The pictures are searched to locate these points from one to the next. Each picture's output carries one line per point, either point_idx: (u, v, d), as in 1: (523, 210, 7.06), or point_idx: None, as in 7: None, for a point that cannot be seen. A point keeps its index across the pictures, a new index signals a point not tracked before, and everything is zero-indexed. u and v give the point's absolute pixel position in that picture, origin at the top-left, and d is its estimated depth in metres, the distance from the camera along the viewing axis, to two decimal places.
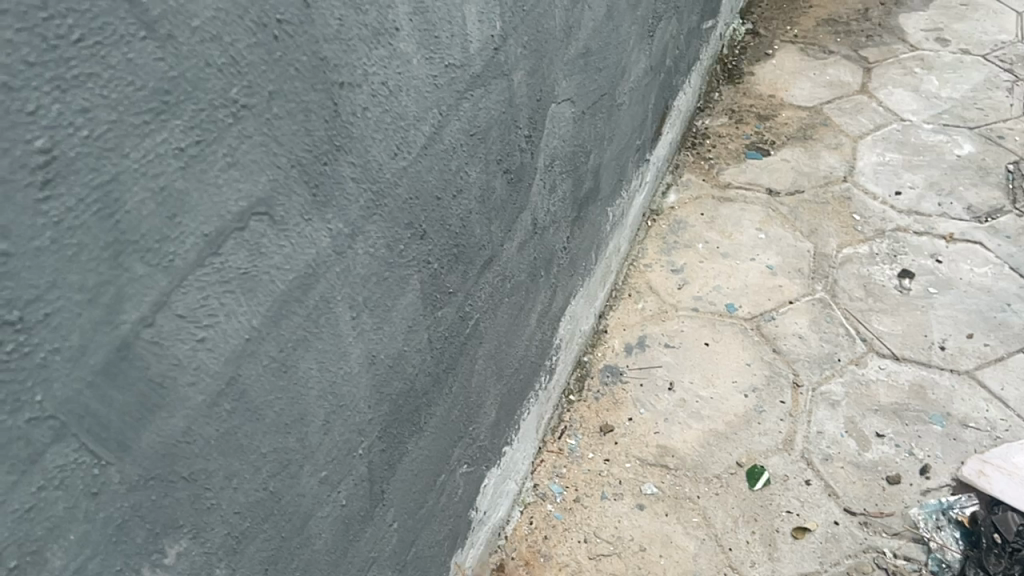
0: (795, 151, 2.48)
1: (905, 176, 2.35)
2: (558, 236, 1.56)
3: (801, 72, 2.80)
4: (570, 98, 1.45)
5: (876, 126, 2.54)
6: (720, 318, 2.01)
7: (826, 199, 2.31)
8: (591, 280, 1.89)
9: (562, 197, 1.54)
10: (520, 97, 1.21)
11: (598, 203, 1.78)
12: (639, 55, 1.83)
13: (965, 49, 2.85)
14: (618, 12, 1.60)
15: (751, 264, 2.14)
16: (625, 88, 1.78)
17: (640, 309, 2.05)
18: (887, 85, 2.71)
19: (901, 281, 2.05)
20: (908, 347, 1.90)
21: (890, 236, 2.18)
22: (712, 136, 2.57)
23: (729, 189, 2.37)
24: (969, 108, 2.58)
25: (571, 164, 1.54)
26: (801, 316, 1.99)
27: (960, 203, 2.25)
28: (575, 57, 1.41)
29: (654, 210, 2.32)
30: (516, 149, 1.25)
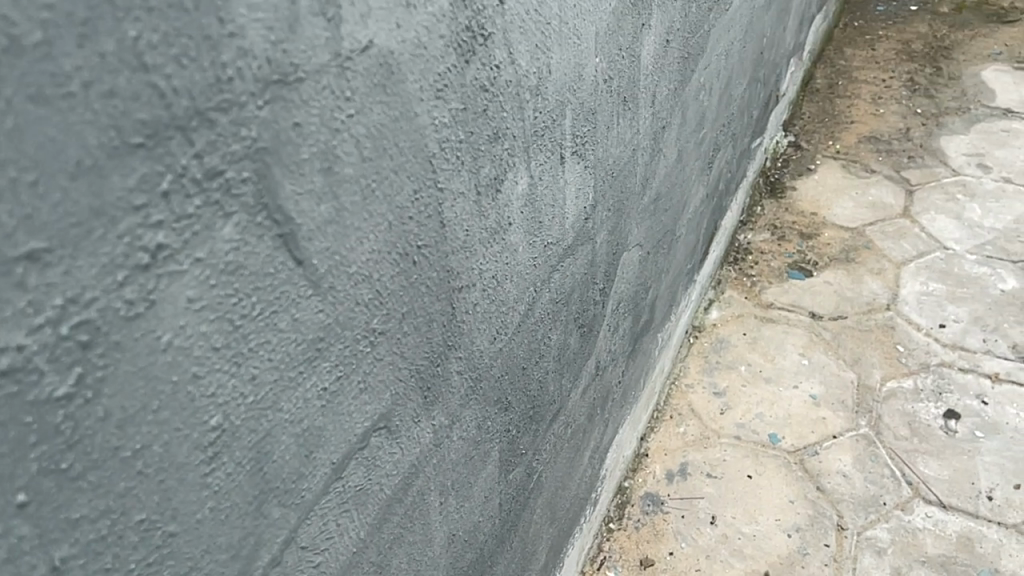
0: (838, 273, 2.49)
1: (949, 308, 2.36)
2: (615, 373, 1.56)
3: (844, 191, 2.83)
4: (639, 243, 1.46)
5: (919, 254, 2.56)
6: (763, 449, 1.99)
7: (869, 327, 2.31)
8: (637, 405, 1.89)
9: (623, 335, 1.55)
10: (601, 255, 1.22)
11: (652, 333, 1.78)
12: (699, 187, 1.85)
13: (1007, 178, 2.88)
14: (687, 154, 1.63)
15: (794, 392, 2.13)
16: (684, 220, 1.79)
17: (682, 433, 2.04)
18: (930, 210, 2.74)
19: (947, 421, 2.03)
20: (955, 495, 1.87)
21: (934, 370, 2.17)
22: (755, 252, 2.58)
23: (772, 309, 2.38)
24: (1012, 240, 2.59)
25: (634, 303, 1.55)
26: (845, 452, 1.97)
27: (1005, 341, 2.24)
28: (648, 204, 1.43)
29: (696, 326, 2.32)
30: (592, 304, 1.26)
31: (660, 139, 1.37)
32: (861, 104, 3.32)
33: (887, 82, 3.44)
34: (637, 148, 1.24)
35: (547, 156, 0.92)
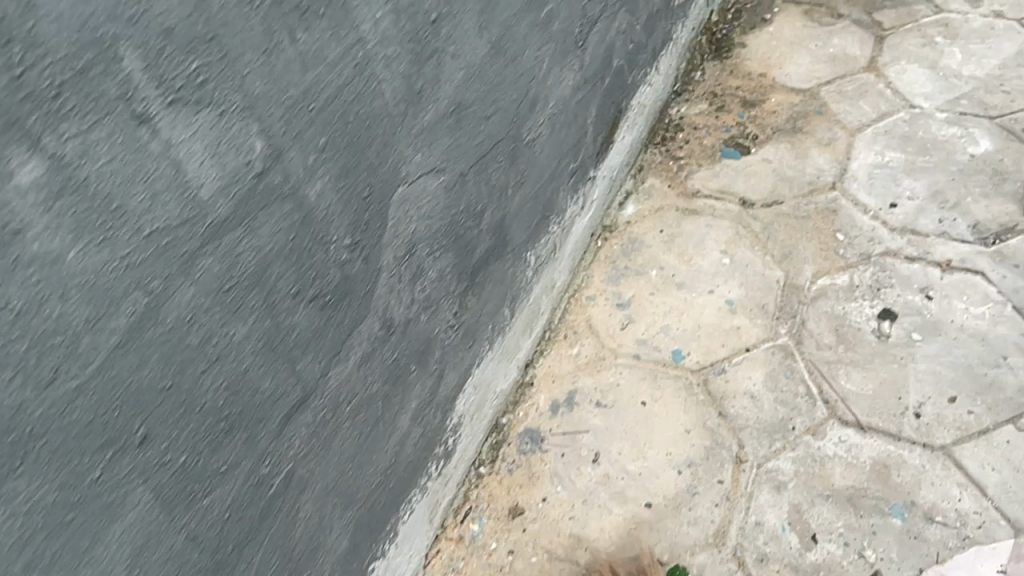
0: (780, 148, 2.15)
1: (904, 182, 2.00)
2: (438, 319, 1.34)
3: (801, 43, 2.41)
4: (437, 168, 1.19)
5: (879, 115, 2.17)
6: (664, 369, 1.76)
7: (807, 214, 1.99)
8: (508, 334, 1.67)
9: (440, 275, 1.30)
10: (329, 207, 0.95)
11: (509, 255, 1.54)
12: (563, 74, 1.53)
13: (999, 11, 2.38)
14: (515, 42, 1.31)
15: (708, 298, 1.87)
16: (539, 120, 1.50)
17: (574, 355, 1.83)
18: (899, 59, 2.30)
19: (881, 324, 1.76)
20: (876, 414, 1.62)
21: (875, 263, 1.86)
22: (686, 129, 2.25)
23: (696, 199, 2.08)
24: (993, 91, 2.17)
25: (450, 236, 1.29)
26: (757, 368, 1.73)
27: (965, 220, 1.90)
28: (438, 119, 1.15)
29: (607, 226, 2.06)
30: (333, 265, 1.00)
31: (432, 38, 1.07)
32: None
33: None
34: (369, 61, 0.94)
35: (93, 119, 0.63)
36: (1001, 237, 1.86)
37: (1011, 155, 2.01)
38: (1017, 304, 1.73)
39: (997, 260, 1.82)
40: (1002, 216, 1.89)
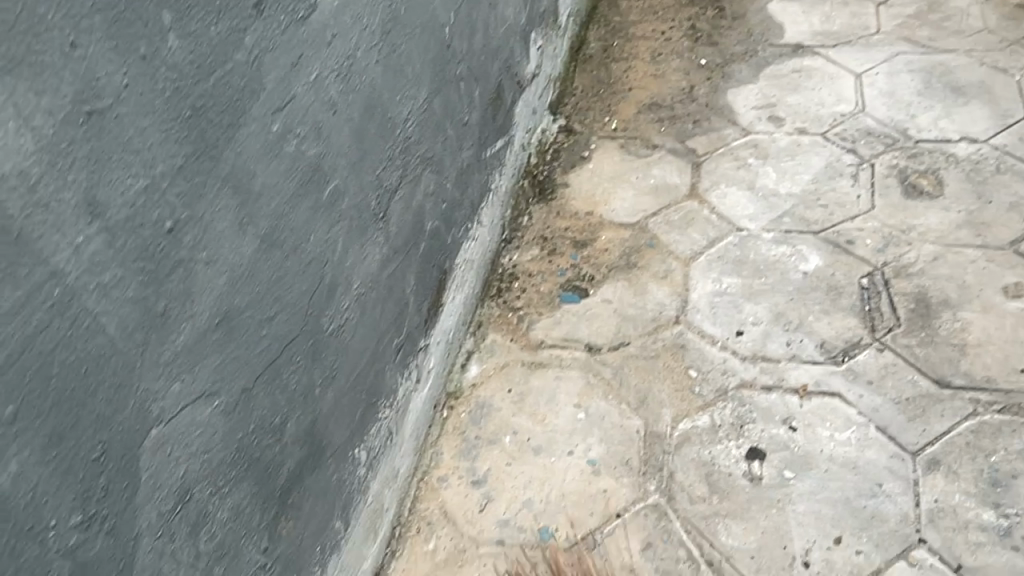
0: (619, 287, 2.07)
1: (747, 308, 1.97)
2: (241, 563, 1.10)
3: (623, 176, 2.41)
4: (207, 391, 0.98)
5: (710, 242, 2.15)
6: (533, 553, 1.58)
7: (655, 352, 1.90)
8: (346, 547, 1.43)
9: (235, 511, 1.07)
10: (38, 486, 0.74)
11: (330, 460, 1.33)
12: (365, 250, 1.39)
13: (801, 129, 2.48)
14: (294, 229, 1.15)
15: (568, 461, 1.71)
16: (344, 303, 1.33)
17: (430, 552, 1.60)
18: (719, 183, 2.33)
19: (751, 465, 1.65)
20: (766, 572, 1.49)
21: (733, 397, 1.78)
22: (522, 276, 2.15)
23: (541, 350, 1.95)
24: (812, 206, 2.21)
25: (242, 462, 1.08)
26: (632, 536, 1.57)
27: (811, 339, 1.87)
28: (198, 337, 0.96)
29: (451, 393, 1.87)
30: (58, 555, 0.77)
31: (171, 248, 0.89)
32: (638, 64, 2.85)
33: (666, 33, 2.96)
34: (74, 296, 0.75)
35: None
36: (848, 353, 1.83)
37: (842, 268, 2.02)
38: (879, 424, 1.68)
39: (851, 378, 1.77)
40: (845, 331, 1.87)
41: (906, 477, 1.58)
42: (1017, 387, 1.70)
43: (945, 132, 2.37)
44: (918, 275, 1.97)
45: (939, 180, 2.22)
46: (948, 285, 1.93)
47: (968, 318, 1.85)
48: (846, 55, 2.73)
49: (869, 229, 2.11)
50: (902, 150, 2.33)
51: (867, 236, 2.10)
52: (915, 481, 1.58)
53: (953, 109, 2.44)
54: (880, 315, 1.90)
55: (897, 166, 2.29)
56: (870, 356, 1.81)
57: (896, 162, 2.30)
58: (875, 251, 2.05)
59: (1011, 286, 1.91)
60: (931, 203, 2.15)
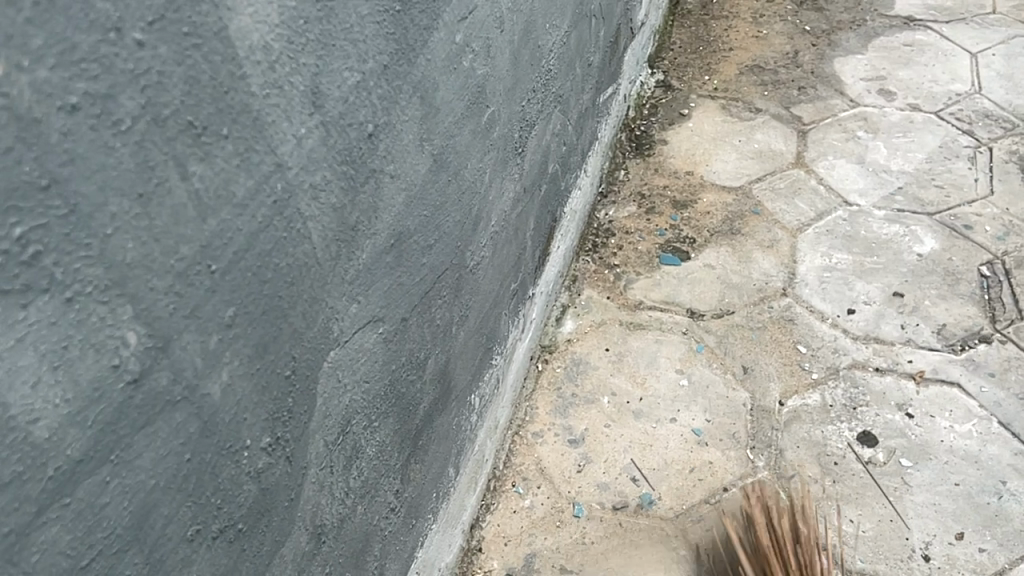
0: (721, 253, 1.99)
1: (857, 286, 1.88)
2: (378, 505, 1.03)
3: (724, 139, 2.30)
4: (375, 316, 0.91)
5: (818, 214, 2.06)
6: (634, 519, 1.50)
7: (761, 324, 1.82)
8: (452, 496, 1.36)
9: (380, 448, 1.00)
10: (241, 401, 0.66)
11: (454, 403, 1.25)
12: (504, 185, 1.30)
13: (913, 105, 2.35)
14: (457, 152, 1.06)
15: (670, 427, 1.64)
16: (484, 238, 1.25)
17: (527, 510, 1.53)
18: (826, 154, 2.22)
19: (863, 450, 1.57)
20: (883, 560, 1.42)
21: (844, 378, 1.70)
22: (618, 233, 2.06)
23: (640, 311, 1.88)
24: (926, 186, 2.10)
25: (391, 397, 1.00)
26: (740, 514, 1.49)
27: (928, 325, 1.78)
28: (376, 257, 0.88)
29: (546, 346, 1.81)
30: (249, 478, 0.70)
31: (368, 155, 0.81)
32: (738, 24, 2.71)
33: None
34: (291, 195, 0.68)
35: None
36: (968, 342, 1.74)
37: (959, 254, 1.92)
38: (1002, 419, 1.60)
39: (971, 369, 1.69)
40: (964, 319, 1.78)
41: None
42: None
43: None
44: None
45: None
46: None
47: None
48: (960, 33, 2.59)
49: (987, 216, 2.01)
50: (1022, 136, 2.21)
51: (985, 222, 1.99)
52: None
53: None
54: (1001, 306, 1.80)
55: (1017, 152, 2.17)
56: (992, 348, 1.72)
57: (1015, 148, 2.18)
58: (995, 239, 1.95)
59: None
60: None
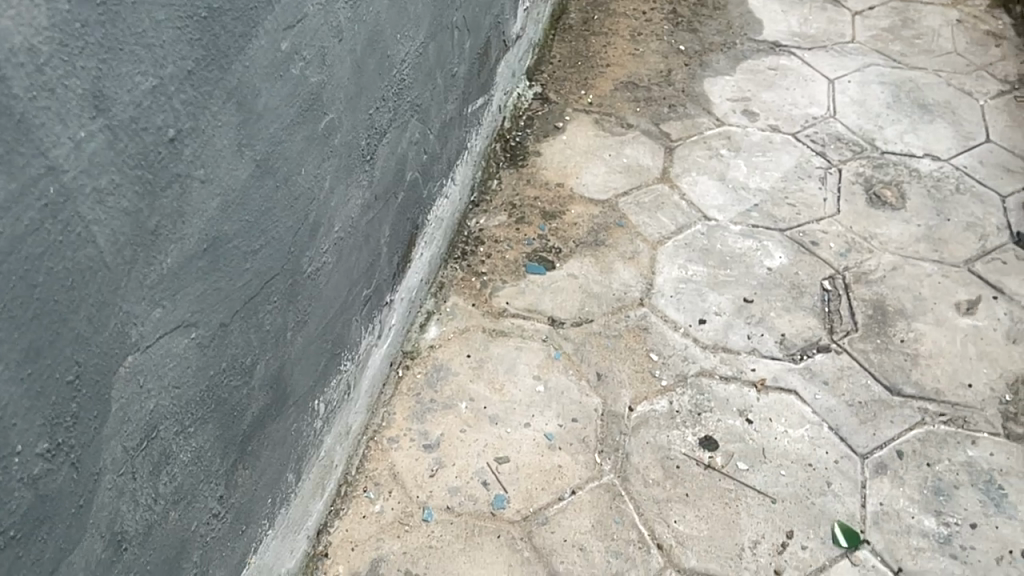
0: (584, 263, 2.05)
1: (710, 297, 1.97)
2: (197, 512, 1.02)
3: (595, 152, 2.37)
4: (185, 321, 0.90)
5: (678, 227, 2.15)
6: (482, 522, 1.53)
7: (618, 332, 1.88)
8: (294, 502, 1.35)
9: (196, 454, 0.99)
10: (7, 406, 0.65)
11: (291, 409, 1.25)
12: (348, 192, 1.30)
13: (773, 126, 2.48)
14: (287, 159, 1.06)
15: (523, 432, 1.68)
16: (325, 245, 1.25)
17: (376, 515, 1.54)
18: (690, 171, 2.32)
19: (704, 453, 1.65)
20: (713, 559, 1.49)
21: (691, 385, 1.77)
22: (487, 242, 2.10)
23: (503, 318, 1.92)
24: (779, 203, 2.22)
25: (209, 402, 0.99)
26: (584, 516, 1.55)
27: (771, 335, 1.88)
28: (184, 262, 0.87)
29: (407, 353, 1.82)
30: (21, 484, 0.69)
31: (170, 159, 0.80)
32: (617, 41, 2.80)
33: (646, 14, 2.92)
34: (69, 197, 0.67)
35: None
36: (807, 352, 1.84)
37: (805, 268, 2.04)
38: (832, 424, 1.70)
39: (808, 377, 1.79)
40: (805, 330, 1.89)
41: (854, 479, 1.60)
42: (965, 401, 1.74)
43: (909, 146, 2.40)
44: (877, 282, 2.00)
45: (902, 192, 2.25)
46: (904, 295, 1.96)
47: (922, 330, 1.89)
48: (820, 60, 2.74)
49: (832, 233, 2.13)
50: (869, 159, 2.36)
51: (831, 238, 2.12)
52: (863, 483, 1.59)
53: (920, 125, 2.47)
54: (838, 318, 1.92)
55: (864, 174, 2.31)
56: (828, 357, 1.83)
57: (862, 170, 2.32)
58: (838, 254, 2.08)
59: (964, 303, 1.94)
60: (893, 214, 2.18)
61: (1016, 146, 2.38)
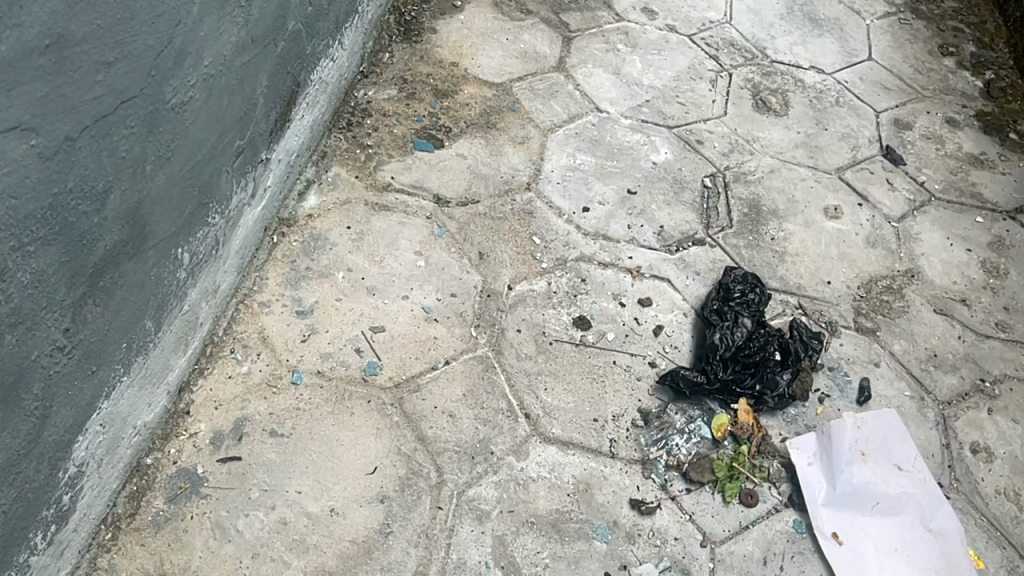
0: (475, 144, 2.01)
1: (595, 187, 1.98)
2: (37, 341, 0.95)
3: (492, 35, 2.30)
4: (22, 124, 0.82)
5: (569, 117, 2.13)
6: (354, 388, 1.52)
7: (503, 214, 1.87)
8: (154, 352, 1.30)
9: (37, 277, 0.92)
10: None
11: (151, 251, 1.19)
12: (221, 26, 1.22)
13: (671, 26, 2.47)
14: None
15: (401, 304, 1.67)
16: (194, 79, 1.17)
17: (243, 376, 1.50)
18: (585, 62, 2.30)
19: (577, 332, 1.68)
20: (576, 428, 1.53)
21: (571, 268, 1.80)
22: (375, 114, 2.02)
23: (388, 193, 1.87)
24: (670, 101, 2.24)
25: (53, 222, 0.92)
26: (456, 385, 1.56)
27: (650, 227, 1.92)
28: (22, 55, 0.79)
29: (284, 219, 1.76)
30: None
31: None
32: None
33: None
34: None
35: None
36: (682, 244, 1.89)
37: (688, 165, 2.08)
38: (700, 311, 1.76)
39: (681, 267, 1.84)
40: (683, 224, 1.94)
41: None
42: (823, 297, 1.82)
43: (797, 58, 2.45)
44: (755, 183, 2.06)
45: (786, 100, 2.31)
46: (778, 197, 2.03)
47: (791, 230, 1.95)
48: None
49: (718, 133, 2.17)
50: (759, 66, 2.40)
51: (715, 139, 2.16)
52: None
53: (809, 39, 2.52)
54: (715, 215, 1.97)
55: (753, 80, 2.35)
56: (702, 250, 1.88)
57: (752, 76, 2.36)
58: (720, 154, 2.12)
59: (832, 207, 2.02)
60: (776, 120, 2.24)
61: (894, 66, 2.47)
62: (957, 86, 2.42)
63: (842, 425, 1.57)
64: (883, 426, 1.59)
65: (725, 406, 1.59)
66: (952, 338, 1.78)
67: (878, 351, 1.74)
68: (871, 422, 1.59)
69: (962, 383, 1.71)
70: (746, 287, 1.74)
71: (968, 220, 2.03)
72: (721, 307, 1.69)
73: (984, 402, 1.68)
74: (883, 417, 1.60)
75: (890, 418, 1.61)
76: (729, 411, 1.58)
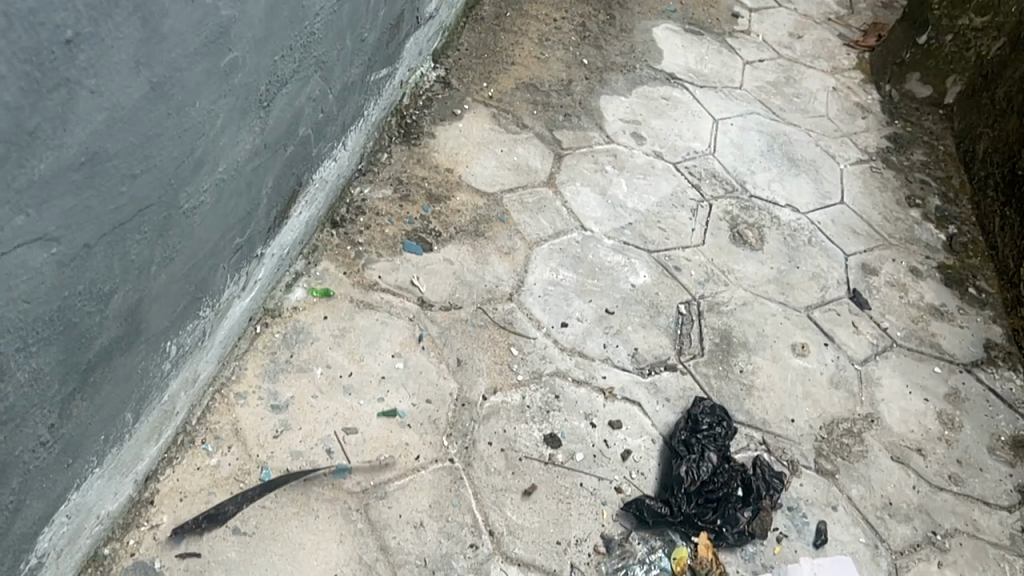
0: (462, 250, 2.07)
1: (574, 303, 2.04)
2: (23, 437, 0.96)
3: (488, 145, 2.40)
4: (47, 235, 0.85)
5: (556, 232, 2.21)
6: (321, 490, 1.53)
7: (484, 323, 1.92)
8: (129, 442, 1.30)
9: (35, 375, 0.93)
10: None
11: (142, 345, 1.20)
12: (239, 135, 1.27)
13: (657, 153, 2.59)
14: (184, 88, 1.03)
15: (376, 406, 1.68)
16: (207, 184, 1.21)
17: (212, 468, 1.50)
18: (574, 180, 2.39)
19: (547, 449, 1.71)
20: (539, 550, 1.54)
21: (545, 383, 1.83)
22: (368, 213, 2.08)
23: (374, 292, 1.90)
24: (652, 226, 2.33)
25: (58, 323, 0.94)
26: (423, 495, 1.57)
27: (625, 348, 1.97)
28: (59, 172, 0.83)
29: (269, 310, 1.78)
30: None
31: (64, 62, 0.79)
32: (525, 42, 2.85)
33: (557, 22, 2.99)
34: None
35: None
36: (654, 368, 1.94)
37: (664, 290, 2.15)
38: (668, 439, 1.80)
39: (652, 391, 1.89)
40: (656, 348, 2.00)
41: None
42: (786, 434, 1.88)
43: (774, 195, 2.57)
44: (728, 314, 2.13)
45: (762, 235, 2.41)
46: (749, 329, 2.10)
47: (759, 363, 2.02)
48: (709, 100, 2.89)
49: (695, 262, 2.26)
50: (737, 199, 2.51)
51: (692, 266, 2.24)
52: None
53: (787, 177, 2.65)
54: (688, 342, 2.03)
55: (731, 212, 2.46)
56: (673, 376, 1.94)
57: (731, 208, 2.47)
58: (696, 282, 2.20)
59: (799, 345, 2.10)
60: (751, 254, 2.34)
61: (864, 211, 2.60)
62: (921, 237, 2.55)
63: (796, 570, 1.63)
64: (837, 571, 1.65)
65: (687, 537, 1.62)
66: (907, 487, 1.84)
67: (836, 494, 1.78)
68: (825, 567, 1.65)
69: (914, 534, 1.75)
70: (714, 421, 1.80)
71: (926, 369, 2.12)
72: (690, 438, 1.74)
73: (935, 555, 1.73)
74: (837, 563, 1.66)
75: (844, 563, 1.66)
76: (690, 543, 1.61)
